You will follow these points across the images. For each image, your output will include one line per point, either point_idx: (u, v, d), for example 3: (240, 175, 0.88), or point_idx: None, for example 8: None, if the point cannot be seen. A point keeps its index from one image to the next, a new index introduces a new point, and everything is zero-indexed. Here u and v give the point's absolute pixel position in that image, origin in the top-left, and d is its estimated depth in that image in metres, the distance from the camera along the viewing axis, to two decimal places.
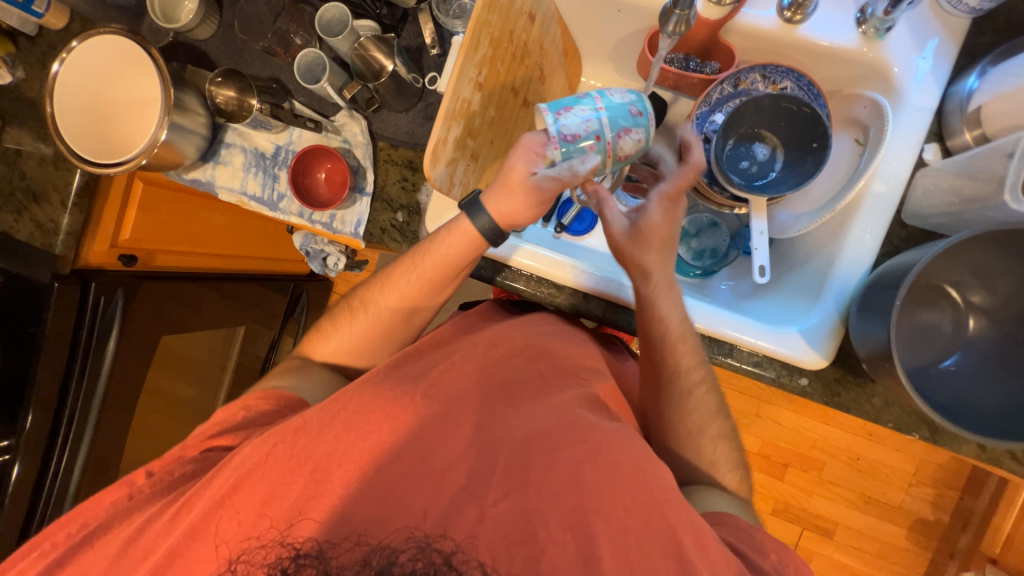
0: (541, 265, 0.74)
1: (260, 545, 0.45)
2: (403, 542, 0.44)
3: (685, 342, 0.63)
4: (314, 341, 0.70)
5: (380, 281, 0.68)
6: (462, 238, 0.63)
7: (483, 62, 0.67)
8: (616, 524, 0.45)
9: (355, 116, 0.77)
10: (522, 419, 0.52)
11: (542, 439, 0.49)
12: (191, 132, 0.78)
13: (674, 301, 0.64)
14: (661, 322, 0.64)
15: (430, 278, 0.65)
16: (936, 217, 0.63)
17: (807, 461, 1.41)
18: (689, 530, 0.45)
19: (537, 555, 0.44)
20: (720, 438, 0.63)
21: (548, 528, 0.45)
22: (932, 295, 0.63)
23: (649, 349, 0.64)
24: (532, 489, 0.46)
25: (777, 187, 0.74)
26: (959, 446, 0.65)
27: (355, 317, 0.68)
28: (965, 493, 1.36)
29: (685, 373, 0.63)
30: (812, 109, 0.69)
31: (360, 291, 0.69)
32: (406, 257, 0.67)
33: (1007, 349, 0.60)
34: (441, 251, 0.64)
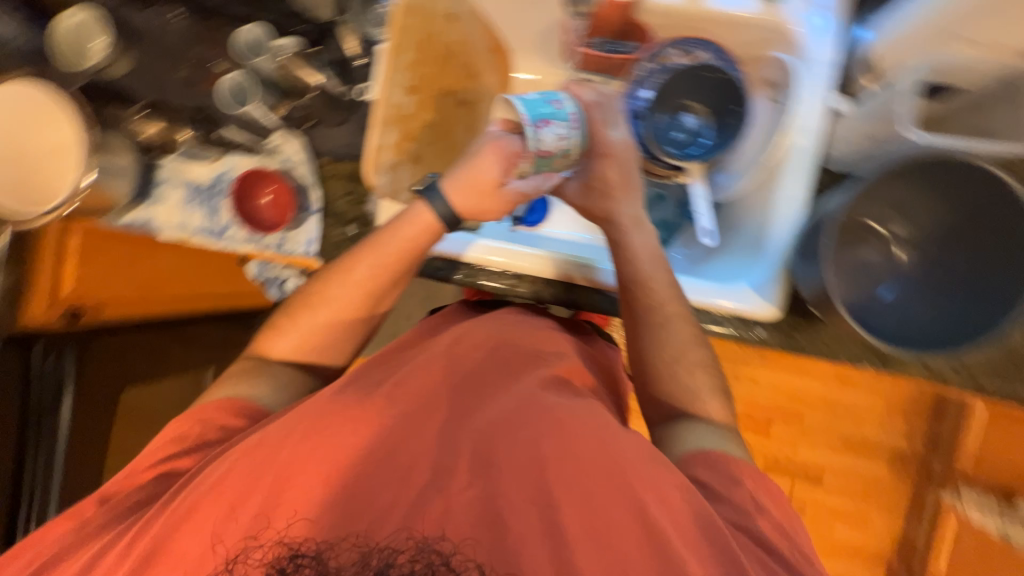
0: (508, 259, 0.76)
1: (258, 546, 0.49)
2: (404, 545, 0.48)
3: (657, 278, 0.64)
4: (268, 338, 0.66)
5: (337, 271, 0.64)
6: (417, 226, 0.63)
7: (411, 67, 0.69)
8: (587, 490, 0.49)
9: (292, 134, 0.79)
10: (491, 406, 0.55)
11: (502, 423, 0.53)
12: (122, 174, 0.76)
13: (646, 240, 0.67)
14: (632, 262, 0.65)
15: (393, 263, 0.63)
16: (852, 159, 0.70)
17: (788, 414, 1.47)
18: (649, 487, 0.49)
19: (502, 531, 0.48)
20: (699, 365, 0.63)
21: (510, 504, 0.49)
22: (862, 232, 0.70)
23: (626, 299, 0.65)
24: (493, 472, 0.51)
25: (710, 152, 0.79)
26: (906, 369, 0.69)
27: (312, 310, 0.64)
28: (933, 420, 1.43)
29: (660, 304, 0.63)
30: (727, 75, 0.77)
31: (316, 285, 0.65)
32: (363, 245, 0.64)
33: (931, 271, 0.67)
34: (403, 230, 0.63)
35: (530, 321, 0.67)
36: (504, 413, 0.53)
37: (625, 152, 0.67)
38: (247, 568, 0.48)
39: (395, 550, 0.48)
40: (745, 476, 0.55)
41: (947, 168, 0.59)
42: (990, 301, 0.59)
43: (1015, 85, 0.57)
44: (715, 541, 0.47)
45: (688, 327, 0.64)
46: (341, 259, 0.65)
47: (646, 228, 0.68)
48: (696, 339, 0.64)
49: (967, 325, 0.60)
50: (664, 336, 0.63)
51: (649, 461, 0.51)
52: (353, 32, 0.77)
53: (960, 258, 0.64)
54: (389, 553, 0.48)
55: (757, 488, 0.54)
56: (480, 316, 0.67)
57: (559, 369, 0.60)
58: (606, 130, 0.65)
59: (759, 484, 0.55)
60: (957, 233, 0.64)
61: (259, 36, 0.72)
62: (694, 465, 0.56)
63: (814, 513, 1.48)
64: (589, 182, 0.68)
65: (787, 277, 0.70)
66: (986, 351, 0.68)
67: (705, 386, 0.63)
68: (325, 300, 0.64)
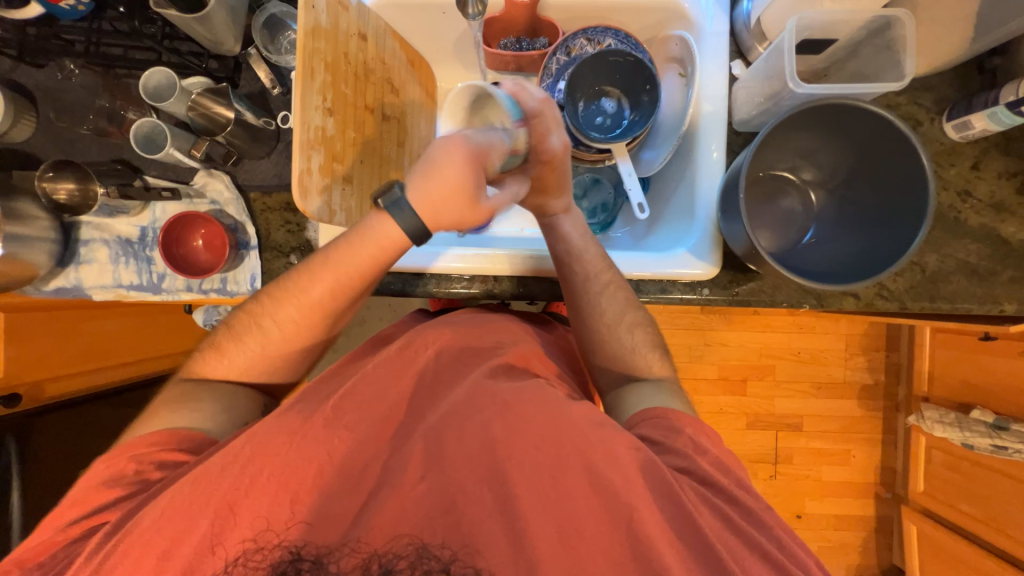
0: (468, 263, 0.76)
1: (258, 547, 0.49)
2: (405, 550, 0.49)
3: (589, 251, 0.72)
4: (209, 360, 0.65)
5: (288, 285, 0.62)
6: (374, 240, 0.58)
7: (325, 87, 0.67)
8: (547, 463, 0.53)
9: (214, 173, 0.75)
10: (449, 402, 0.58)
11: (453, 415, 0.56)
12: (35, 239, 0.71)
13: (576, 223, 0.75)
14: (565, 242, 0.73)
15: (349, 281, 0.61)
16: (757, 119, 0.74)
17: (760, 370, 1.53)
18: (599, 446, 0.53)
19: (457, 517, 0.51)
20: (636, 324, 0.71)
21: (464, 491, 0.52)
22: (777, 184, 0.80)
23: (568, 284, 0.73)
24: (448, 465, 0.53)
25: (633, 131, 0.83)
26: (843, 302, 0.73)
27: (247, 327, 0.64)
28: (889, 351, 1.53)
29: (593, 279, 0.71)
30: (635, 56, 0.80)
31: (255, 298, 0.64)
32: (315, 260, 0.61)
33: (843, 207, 0.74)
34: (358, 245, 0.58)
35: (483, 319, 0.72)
36: (462, 408, 0.56)
37: (564, 152, 0.67)
38: (246, 571, 0.48)
39: (396, 556, 0.49)
40: (684, 425, 0.60)
41: (831, 115, 0.66)
42: (893, 225, 0.66)
43: (878, 28, 0.67)
44: (661, 486, 0.52)
45: (623, 291, 0.72)
46: (291, 276, 0.63)
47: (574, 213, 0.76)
48: (630, 304, 0.72)
49: (875, 254, 0.67)
50: (599, 303, 0.71)
51: (597, 425, 0.55)
52: (263, 62, 0.75)
53: (865, 191, 0.71)
54: (389, 557, 0.49)
55: (697, 432, 0.59)
56: (438, 319, 0.71)
57: (510, 356, 0.65)
58: (547, 135, 0.65)
59: (700, 429, 0.60)
60: (863, 167, 0.70)
61: (167, 77, 0.73)
62: (638, 425, 0.62)
63: (801, 459, 1.55)
64: (530, 177, 0.69)
65: (721, 238, 0.74)
66: (907, 274, 0.74)
67: (641, 344, 0.71)
68: (272, 318, 0.63)
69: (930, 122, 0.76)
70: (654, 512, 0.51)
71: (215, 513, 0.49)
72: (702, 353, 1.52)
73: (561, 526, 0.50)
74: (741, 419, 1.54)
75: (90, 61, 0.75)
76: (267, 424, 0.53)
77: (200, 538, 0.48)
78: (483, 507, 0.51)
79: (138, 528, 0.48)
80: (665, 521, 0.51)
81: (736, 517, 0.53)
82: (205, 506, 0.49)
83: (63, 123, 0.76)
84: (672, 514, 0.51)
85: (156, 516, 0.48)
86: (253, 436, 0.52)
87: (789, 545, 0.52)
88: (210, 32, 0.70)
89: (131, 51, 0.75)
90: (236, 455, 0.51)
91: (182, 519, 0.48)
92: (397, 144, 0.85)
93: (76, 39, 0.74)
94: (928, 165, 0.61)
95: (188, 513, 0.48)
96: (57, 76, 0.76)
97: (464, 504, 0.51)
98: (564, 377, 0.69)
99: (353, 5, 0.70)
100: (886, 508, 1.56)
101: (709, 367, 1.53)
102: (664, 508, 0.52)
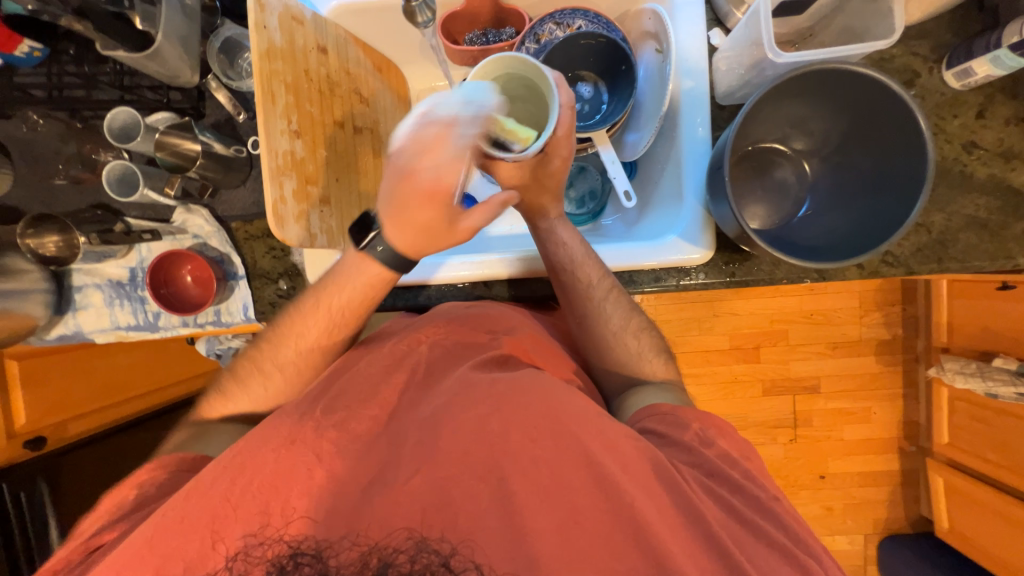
0: (450, 273, 0.75)
1: (259, 541, 0.49)
2: (404, 544, 0.48)
3: (589, 259, 0.70)
4: (215, 404, 0.68)
5: (279, 335, 0.66)
6: (363, 278, 0.63)
7: (289, 110, 0.64)
8: (545, 456, 0.52)
9: (192, 208, 0.74)
10: (440, 402, 0.58)
11: (448, 418, 0.55)
12: (29, 292, 0.72)
13: (570, 229, 0.72)
14: (563, 246, 0.71)
15: (339, 314, 0.65)
16: (739, 90, 0.71)
17: (773, 336, 1.50)
18: (597, 438, 0.53)
19: (457, 515, 0.50)
20: (641, 330, 0.71)
21: (460, 490, 0.51)
22: (768, 157, 0.77)
23: (568, 292, 0.70)
24: (447, 466, 0.52)
25: (612, 116, 0.80)
26: (843, 274, 0.72)
27: (245, 384, 0.67)
28: (905, 304, 1.49)
29: (595, 285, 0.69)
30: (606, 37, 0.77)
31: (256, 348, 0.68)
32: (305, 300, 0.65)
33: (838, 175, 0.71)
34: (348, 283, 0.64)
35: (480, 309, 0.71)
36: (456, 409, 0.56)
37: (566, 139, 0.65)
38: (247, 565, 0.48)
39: (396, 549, 0.48)
40: (690, 420, 0.60)
41: (823, 79, 0.61)
42: (889, 191, 0.63)
43: None
44: (663, 475, 0.52)
45: (624, 297, 0.71)
46: (279, 323, 0.67)
47: (564, 219, 0.73)
48: (632, 309, 0.71)
49: (873, 222, 0.64)
50: (604, 310, 0.70)
51: (596, 418, 0.56)
52: (224, 88, 0.73)
53: (860, 157, 0.68)
54: (389, 551, 0.48)
55: (703, 427, 0.59)
56: (436, 312, 0.72)
57: (506, 351, 0.65)
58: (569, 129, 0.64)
59: (706, 422, 0.60)
60: (856, 131, 0.66)
61: (131, 115, 0.71)
62: (642, 420, 0.62)
63: (821, 421, 1.54)
64: (543, 171, 0.67)
65: (711, 220, 0.71)
66: (912, 236, 0.71)
67: (647, 349, 0.71)
68: (273, 360, 0.67)
69: (928, 72, 0.71)
70: (654, 498, 0.51)
71: (217, 529, 0.49)
72: (712, 325, 1.50)
73: (565, 515, 0.50)
74: (757, 386, 1.52)
75: (54, 108, 0.74)
76: (265, 436, 0.55)
77: (204, 550, 0.49)
78: (482, 505, 0.51)
79: (146, 556, 0.48)
80: (669, 509, 0.50)
81: (739, 503, 0.53)
82: (211, 521, 0.49)
83: (38, 176, 0.75)
84: (676, 502, 0.51)
85: (161, 541, 0.49)
86: (250, 448, 0.53)
87: (800, 534, 0.51)
88: (164, 67, 0.68)
89: (94, 92, 0.74)
90: (231, 476, 0.51)
91: (188, 542, 0.49)
92: (372, 155, 0.83)
93: (36, 87, 0.73)
94: (924, 126, 0.57)
95: (191, 529, 0.49)
96: (22, 128, 0.75)
97: (462, 500, 0.51)
98: (571, 368, 0.70)
99: (308, 18, 0.67)
100: (910, 461, 1.55)
101: (721, 338, 1.50)
102: (666, 492, 0.51)
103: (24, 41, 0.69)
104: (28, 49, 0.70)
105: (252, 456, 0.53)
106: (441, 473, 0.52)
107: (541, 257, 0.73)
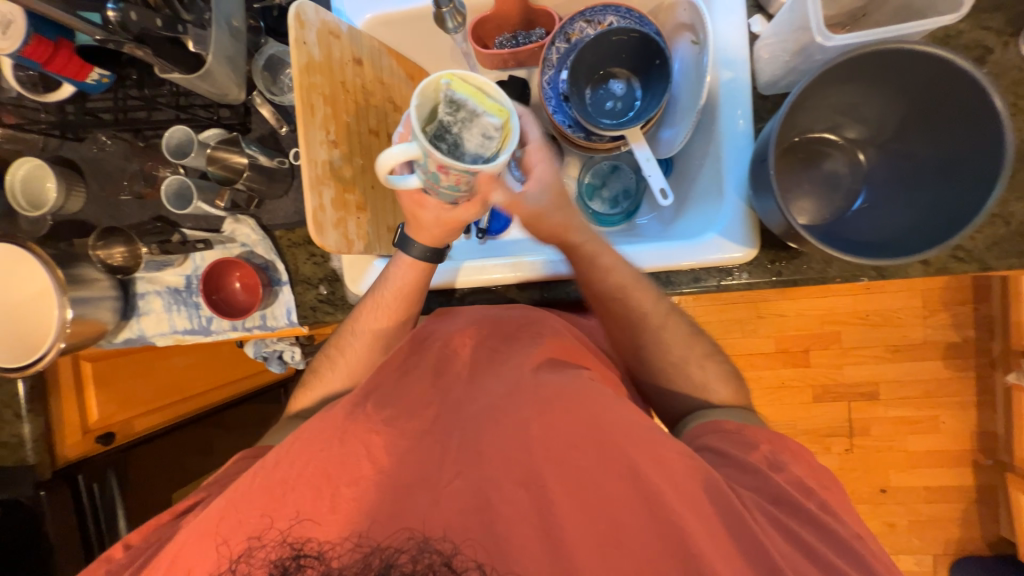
0: (476, 276, 0.75)
1: (263, 545, 0.49)
2: (404, 544, 0.48)
3: (639, 284, 0.66)
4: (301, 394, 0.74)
5: (346, 329, 0.72)
6: (406, 267, 0.68)
7: (328, 121, 0.66)
8: (572, 458, 0.52)
9: (240, 218, 0.78)
10: (470, 404, 0.58)
11: (479, 421, 0.55)
12: (100, 299, 0.79)
13: (614, 254, 0.67)
14: (608, 273, 0.66)
15: (392, 308, 0.69)
16: (783, 78, 0.67)
17: (824, 338, 1.41)
18: (632, 443, 0.52)
19: (484, 517, 0.50)
20: (706, 358, 0.66)
21: (487, 492, 0.51)
22: (817, 148, 0.72)
23: (613, 313, 0.67)
24: (478, 468, 0.52)
25: (646, 111, 0.78)
26: (905, 271, 0.66)
27: (322, 377, 0.73)
28: (978, 304, 1.35)
29: (651, 312, 0.66)
30: (638, 31, 0.75)
31: (333, 340, 0.74)
32: (363, 300, 0.71)
33: (897, 163, 0.66)
34: (395, 272, 0.68)
35: (524, 312, 0.69)
36: (488, 412, 0.56)
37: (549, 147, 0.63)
38: (255, 566, 0.49)
39: (397, 549, 0.48)
40: (758, 441, 0.57)
41: (878, 62, 0.57)
42: (955, 176, 0.58)
43: None
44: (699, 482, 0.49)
45: (682, 321, 0.68)
46: (347, 319, 0.73)
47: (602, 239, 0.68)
48: (693, 332, 0.68)
49: (939, 214, 0.59)
50: (663, 338, 0.67)
51: (633, 422, 0.53)
52: (268, 104, 0.77)
53: (921, 143, 0.62)
54: (391, 551, 0.48)
55: (774, 449, 0.56)
56: (467, 311, 0.71)
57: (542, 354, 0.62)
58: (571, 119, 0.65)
59: (778, 445, 0.57)
60: (917, 116, 0.61)
61: (186, 133, 0.77)
62: (705, 436, 0.59)
63: (880, 430, 1.42)
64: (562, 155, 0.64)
65: (754, 216, 0.68)
66: (986, 229, 0.64)
67: (689, 352, 0.67)
68: (342, 350, 0.72)
69: (1002, 48, 0.65)
70: (692, 506, 0.48)
71: (251, 526, 0.50)
72: (756, 326, 1.42)
73: (595, 519, 0.50)
74: (807, 391, 1.43)
75: (120, 129, 0.80)
76: (299, 442, 0.54)
77: (238, 547, 0.50)
78: (508, 507, 0.50)
79: (191, 547, 0.50)
80: (705, 519, 0.48)
81: (781, 513, 0.51)
82: (243, 520, 0.51)
83: (108, 192, 0.83)
84: (711, 512, 0.48)
85: (204, 531, 0.51)
86: (284, 452, 0.54)
87: (851, 551, 0.47)
88: (215, 87, 0.72)
89: (154, 114, 0.80)
90: (266, 473, 0.52)
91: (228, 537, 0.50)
92: None
93: (104, 111, 0.80)
94: (1000, 105, 0.52)
95: (229, 524, 0.51)
96: (93, 149, 0.82)
97: (490, 501, 0.50)
98: (611, 371, 0.68)
99: (344, 32, 0.70)
100: (987, 477, 1.40)
101: (766, 340, 1.43)
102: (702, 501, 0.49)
103: (95, 69, 0.74)
104: (98, 76, 0.75)
105: (286, 455, 0.54)
106: (471, 473, 0.52)
107: (579, 283, 0.69)
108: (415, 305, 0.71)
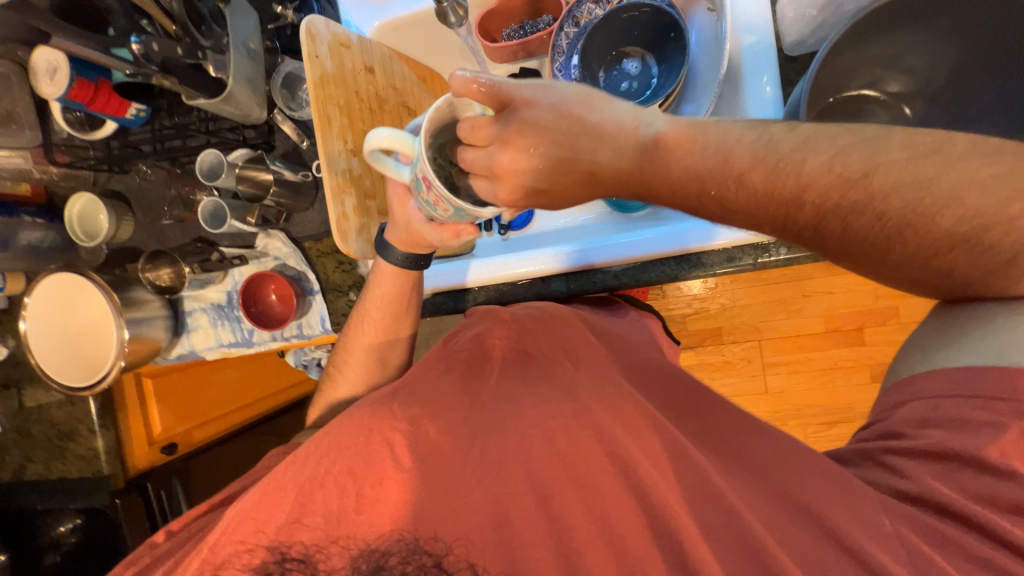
0: (493, 273, 0.76)
1: (246, 550, 0.49)
2: (395, 547, 0.47)
3: None
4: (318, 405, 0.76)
5: (347, 339, 0.74)
6: (387, 273, 0.70)
7: (344, 131, 0.68)
8: (592, 453, 0.51)
9: (271, 233, 0.83)
10: (489, 403, 0.57)
11: (499, 420, 0.54)
12: (152, 318, 0.84)
13: None
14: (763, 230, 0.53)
15: (383, 312, 0.72)
16: (814, 37, 0.63)
17: (879, 314, 1.28)
18: None
19: (492, 518, 0.48)
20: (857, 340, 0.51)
21: (492, 492, 0.49)
22: (856, 105, 0.65)
23: None
24: (493, 476, 0.50)
25: (664, 88, 0.74)
26: None
27: (331, 387, 0.74)
28: None
29: None
30: (649, 5, 0.72)
31: (335, 351, 0.76)
32: (359, 305, 0.74)
33: (948, 116, 0.61)
34: (383, 279, 0.70)
35: (556, 311, 0.68)
36: (510, 412, 0.55)
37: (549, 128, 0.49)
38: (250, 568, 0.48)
39: (386, 553, 0.47)
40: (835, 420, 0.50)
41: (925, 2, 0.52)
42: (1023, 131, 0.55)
43: None
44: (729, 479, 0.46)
45: None
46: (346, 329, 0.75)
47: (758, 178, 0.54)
48: None
49: None
50: None
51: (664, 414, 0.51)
52: (289, 120, 0.80)
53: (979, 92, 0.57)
54: (382, 555, 0.47)
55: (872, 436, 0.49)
56: (491, 312, 0.71)
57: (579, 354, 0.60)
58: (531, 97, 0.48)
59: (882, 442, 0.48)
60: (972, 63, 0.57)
61: (217, 156, 0.80)
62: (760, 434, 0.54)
63: None
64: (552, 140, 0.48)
65: None
66: None
67: None
68: (342, 360, 0.74)
69: None
70: None
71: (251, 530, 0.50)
72: (800, 306, 1.30)
73: (608, 515, 0.48)
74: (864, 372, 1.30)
75: (158, 158, 0.85)
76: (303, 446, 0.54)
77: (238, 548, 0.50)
78: (514, 506, 0.48)
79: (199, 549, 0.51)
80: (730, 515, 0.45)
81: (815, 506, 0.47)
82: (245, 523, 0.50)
83: (151, 219, 0.88)
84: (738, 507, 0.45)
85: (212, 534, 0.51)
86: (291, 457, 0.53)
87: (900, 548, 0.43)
88: (238, 108, 0.75)
89: (187, 141, 0.84)
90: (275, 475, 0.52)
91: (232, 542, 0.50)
92: None
93: (143, 142, 0.84)
94: None
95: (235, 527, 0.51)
96: (136, 179, 0.88)
97: (496, 501, 0.49)
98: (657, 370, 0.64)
99: (354, 42, 0.71)
100: None
101: (815, 320, 1.31)
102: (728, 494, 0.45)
103: (132, 104, 0.79)
104: (136, 111, 0.80)
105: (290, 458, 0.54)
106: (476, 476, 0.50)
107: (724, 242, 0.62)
108: (409, 307, 0.73)
